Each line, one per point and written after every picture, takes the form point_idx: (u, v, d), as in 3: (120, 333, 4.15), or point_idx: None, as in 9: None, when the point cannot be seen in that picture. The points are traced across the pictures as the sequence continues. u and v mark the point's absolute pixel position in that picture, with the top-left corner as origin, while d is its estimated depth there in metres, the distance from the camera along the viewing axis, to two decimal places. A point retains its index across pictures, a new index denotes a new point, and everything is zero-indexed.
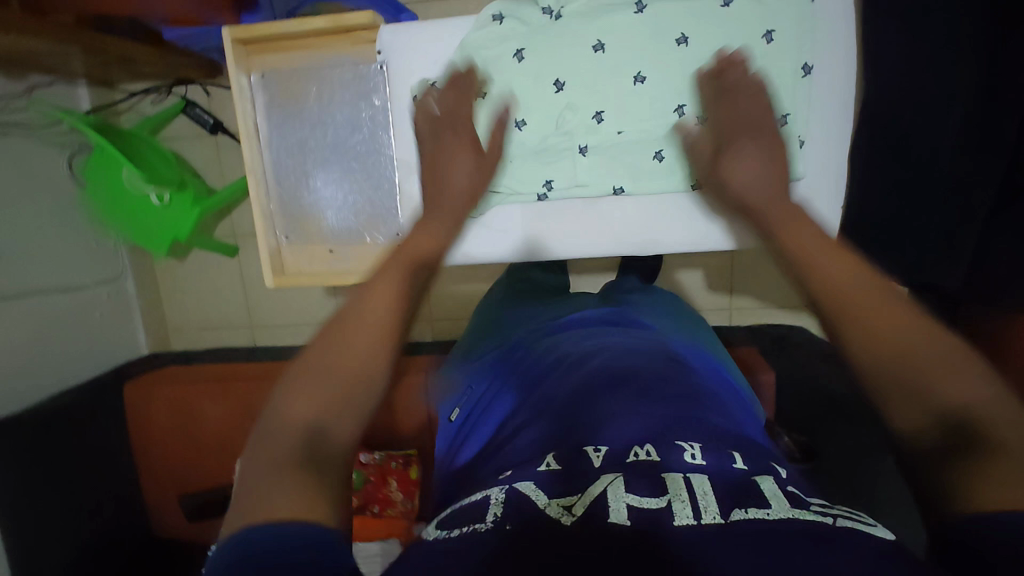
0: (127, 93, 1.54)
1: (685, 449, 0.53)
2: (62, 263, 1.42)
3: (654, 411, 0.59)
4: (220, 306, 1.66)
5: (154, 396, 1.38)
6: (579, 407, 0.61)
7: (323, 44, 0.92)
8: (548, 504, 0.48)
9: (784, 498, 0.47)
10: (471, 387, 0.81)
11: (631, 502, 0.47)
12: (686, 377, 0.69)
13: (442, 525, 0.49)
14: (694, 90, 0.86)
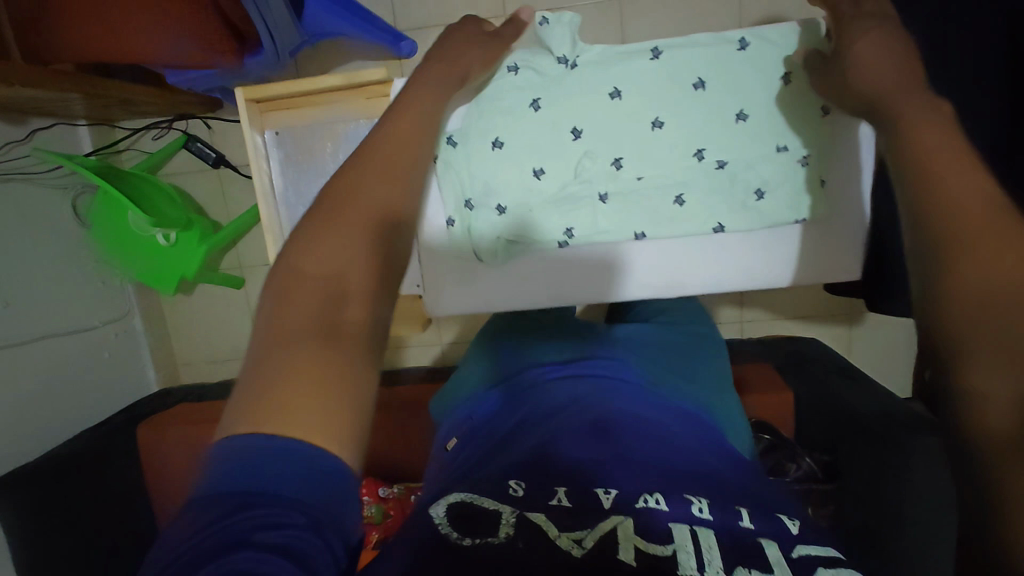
0: (128, 130, 1.52)
1: (694, 502, 0.50)
2: (70, 305, 1.40)
3: (665, 461, 0.55)
4: (229, 338, 1.65)
5: (170, 435, 1.38)
6: (591, 438, 0.58)
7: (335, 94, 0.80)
8: (559, 536, 0.46)
9: (788, 565, 0.44)
10: (474, 412, 0.77)
11: (637, 546, 0.45)
12: (696, 431, 0.64)
13: (458, 510, 0.48)
14: (716, 134, 0.82)
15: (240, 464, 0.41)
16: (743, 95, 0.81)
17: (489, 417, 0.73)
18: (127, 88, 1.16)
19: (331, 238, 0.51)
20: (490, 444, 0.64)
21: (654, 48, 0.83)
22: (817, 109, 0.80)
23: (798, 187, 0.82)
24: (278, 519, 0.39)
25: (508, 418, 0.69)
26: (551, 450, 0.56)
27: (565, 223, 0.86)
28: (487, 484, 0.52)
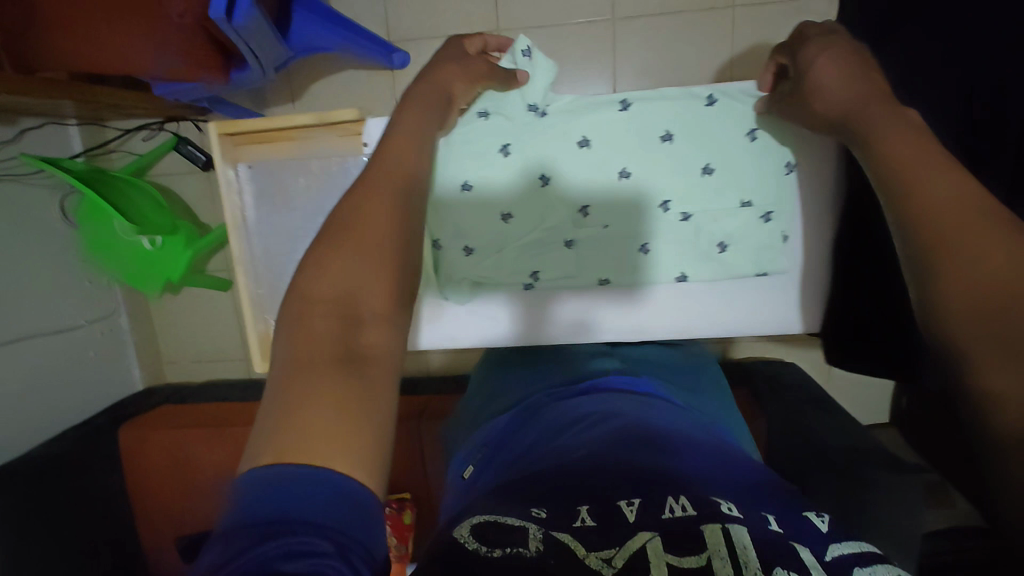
0: (119, 130, 1.53)
1: (722, 504, 0.50)
2: (58, 305, 1.41)
3: (683, 471, 0.56)
4: (215, 340, 1.66)
5: (149, 440, 1.39)
6: (607, 455, 0.58)
7: (310, 131, 0.76)
8: (588, 556, 0.44)
9: (824, 569, 0.42)
10: (490, 440, 0.78)
11: (670, 561, 0.43)
12: (708, 439, 0.67)
13: (481, 528, 0.47)
14: (678, 188, 0.85)
15: (261, 493, 0.38)
16: (708, 151, 0.84)
17: (503, 443, 0.75)
18: (116, 95, 1.16)
19: (335, 264, 0.49)
20: (507, 470, 0.64)
21: (623, 100, 0.84)
22: (777, 167, 0.83)
23: (760, 242, 0.86)
24: (303, 546, 0.36)
25: (522, 447, 0.69)
26: (570, 470, 0.56)
27: (532, 266, 0.89)
28: (510, 506, 0.51)
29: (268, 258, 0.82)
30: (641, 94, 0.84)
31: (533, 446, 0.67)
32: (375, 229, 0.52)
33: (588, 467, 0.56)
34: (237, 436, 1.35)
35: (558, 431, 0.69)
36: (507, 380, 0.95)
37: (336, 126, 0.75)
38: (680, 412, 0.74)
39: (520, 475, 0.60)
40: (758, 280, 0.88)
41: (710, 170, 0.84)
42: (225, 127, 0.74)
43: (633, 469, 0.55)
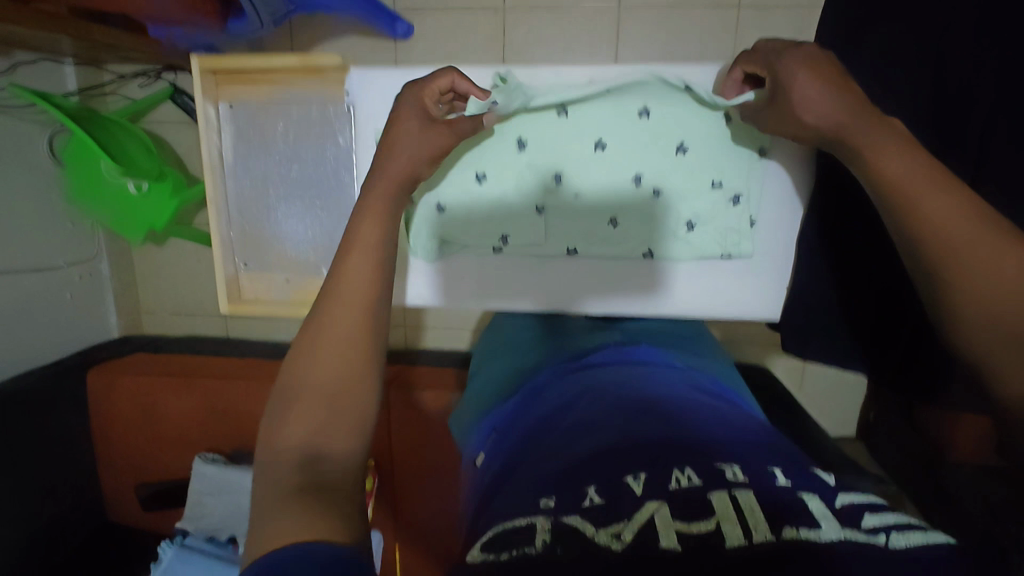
0: (115, 75, 1.52)
1: (726, 470, 0.48)
2: (38, 243, 1.40)
3: (692, 438, 0.54)
4: (196, 294, 1.65)
5: (116, 385, 1.39)
6: (605, 433, 0.56)
7: (295, 77, 0.77)
8: (596, 533, 0.43)
9: (837, 518, 0.42)
10: (500, 419, 0.78)
11: (679, 530, 0.43)
12: (710, 401, 0.66)
13: (491, 545, 0.44)
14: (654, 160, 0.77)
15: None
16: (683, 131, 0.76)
17: (513, 421, 0.74)
18: (114, 35, 1.15)
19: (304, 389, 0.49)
20: (515, 455, 0.63)
21: (590, 76, 0.77)
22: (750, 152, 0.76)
23: (727, 225, 0.79)
24: None
25: (523, 426, 0.68)
26: (574, 453, 0.54)
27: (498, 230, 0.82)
28: (518, 505, 0.49)
29: (241, 202, 0.82)
30: (608, 68, 0.77)
31: (542, 422, 0.66)
32: (336, 354, 0.51)
33: (588, 447, 0.54)
34: (206, 387, 1.36)
35: (564, 404, 0.67)
36: (519, 355, 0.94)
37: (320, 74, 0.77)
38: (689, 382, 0.72)
39: (529, 453, 0.60)
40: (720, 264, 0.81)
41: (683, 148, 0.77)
42: (208, 62, 0.74)
43: (631, 445, 0.53)
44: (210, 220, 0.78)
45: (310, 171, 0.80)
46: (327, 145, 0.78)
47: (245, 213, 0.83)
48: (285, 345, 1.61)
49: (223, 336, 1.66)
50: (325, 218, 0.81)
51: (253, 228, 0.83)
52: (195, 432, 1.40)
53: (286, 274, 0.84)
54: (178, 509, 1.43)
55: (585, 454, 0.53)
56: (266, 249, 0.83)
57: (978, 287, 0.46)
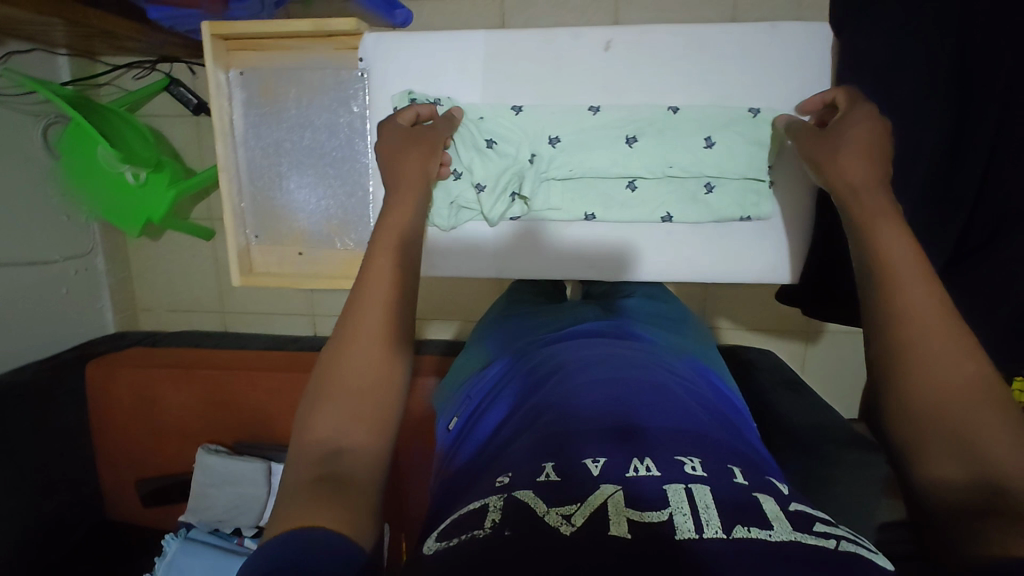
0: (109, 66, 1.50)
1: (686, 462, 0.47)
2: (35, 237, 1.37)
3: (663, 424, 0.53)
4: (192, 288, 1.62)
5: (116, 377, 1.36)
6: (573, 410, 0.56)
7: (305, 42, 0.77)
8: (547, 512, 0.43)
9: (787, 519, 0.42)
10: (475, 390, 0.78)
11: (631, 517, 0.42)
12: (687, 386, 0.65)
13: (445, 534, 0.45)
14: (653, 118, 0.74)
15: (290, 551, 0.37)
16: (707, 104, 0.74)
17: (487, 394, 0.74)
18: (109, 21, 1.13)
19: (332, 400, 0.49)
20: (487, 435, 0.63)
21: (607, 39, 0.73)
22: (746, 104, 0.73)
23: (750, 182, 0.74)
24: None
25: (496, 406, 0.68)
26: (538, 431, 0.54)
27: (510, 187, 0.75)
28: (482, 488, 0.50)
29: (252, 170, 0.81)
30: (625, 31, 0.73)
31: (517, 399, 0.65)
32: (360, 367, 0.51)
33: (553, 424, 0.54)
34: (209, 378, 1.34)
35: (539, 378, 0.67)
36: (503, 324, 0.94)
37: (331, 38, 0.76)
38: (664, 360, 0.71)
39: (500, 438, 0.59)
40: (742, 226, 0.77)
41: (678, 109, 0.74)
42: (218, 27, 0.73)
43: (600, 424, 0.53)
44: (221, 187, 0.77)
45: (320, 138, 0.80)
46: (341, 111, 0.78)
47: (257, 182, 0.82)
48: (285, 338, 1.59)
49: (220, 330, 1.63)
50: (338, 187, 0.81)
51: (263, 197, 0.82)
52: (197, 426, 1.38)
53: (300, 246, 0.83)
54: (180, 505, 1.41)
55: (550, 432, 0.53)
56: (278, 221, 0.83)
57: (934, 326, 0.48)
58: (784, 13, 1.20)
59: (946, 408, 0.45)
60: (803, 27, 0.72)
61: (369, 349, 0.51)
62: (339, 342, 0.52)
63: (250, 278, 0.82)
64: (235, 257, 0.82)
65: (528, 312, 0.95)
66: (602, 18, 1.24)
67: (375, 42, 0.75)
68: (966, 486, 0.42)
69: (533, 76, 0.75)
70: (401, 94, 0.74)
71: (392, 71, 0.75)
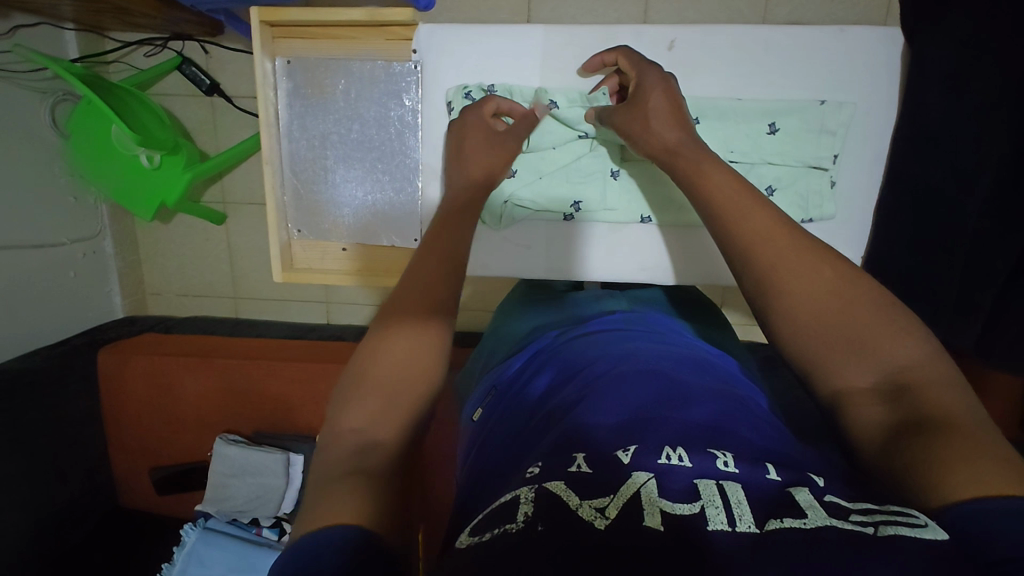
0: (119, 43, 1.45)
1: (718, 456, 0.45)
2: (43, 217, 1.33)
3: (699, 415, 0.50)
4: (204, 274, 1.58)
5: (129, 363, 1.34)
6: (607, 402, 0.53)
7: (359, 32, 0.75)
8: (580, 505, 0.40)
9: (822, 508, 0.38)
10: (500, 387, 0.71)
11: (664, 508, 0.39)
12: (726, 384, 0.59)
13: (479, 529, 0.41)
14: (715, 108, 0.72)
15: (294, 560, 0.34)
16: (771, 104, 0.72)
17: (513, 381, 0.70)
18: None
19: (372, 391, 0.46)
20: (510, 426, 0.59)
21: (671, 38, 0.72)
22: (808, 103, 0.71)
23: (810, 188, 0.73)
24: None
25: (523, 394, 0.64)
26: (567, 423, 0.51)
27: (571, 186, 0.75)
28: (510, 480, 0.47)
29: (295, 164, 0.79)
30: (690, 29, 0.71)
31: (545, 389, 0.62)
32: (410, 345, 0.49)
33: (581, 418, 0.51)
34: (225, 367, 1.33)
35: (569, 369, 0.63)
36: (517, 309, 0.89)
37: (384, 29, 0.75)
38: (692, 350, 0.67)
39: (528, 425, 0.56)
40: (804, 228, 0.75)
41: (741, 99, 0.72)
42: (266, 14, 0.72)
43: (630, 420, 0.50)
44: (266, 183, 0.75)
45: (359, 130, 0.77)
46: (391, 103, 0.76)
47: (299, 175, 0.79)
48: (298, 326, 1.57)
49: (231, 317, 1.60)
50: (383, 182, 0.79)
51: (304, 190, 0.80)
52: (212, 413, 1.36)
53: (341, 242, 0.82)
54: (195, 491, 1.41)
55: (577, 426, 0.50)
56: (319, 217, 0.80)
57: (803, 297, 0.50)
58: (816, 8, 1.17)
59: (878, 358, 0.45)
60: (871, 30, 0.70)
61: (424, 327, 0.50)
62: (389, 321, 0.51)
63: (291, 272, 0.81)
64: (277, 251, 0.80)
65: (540, 300, 0.88)
66: (632, 10, 1.21)
67: (430, 35, 0.74)
68: (878, 417, 0.43)
69: (587, 72, 0.74)
70: (455, 89, 0.74)
71: (447, 66, 0.74)
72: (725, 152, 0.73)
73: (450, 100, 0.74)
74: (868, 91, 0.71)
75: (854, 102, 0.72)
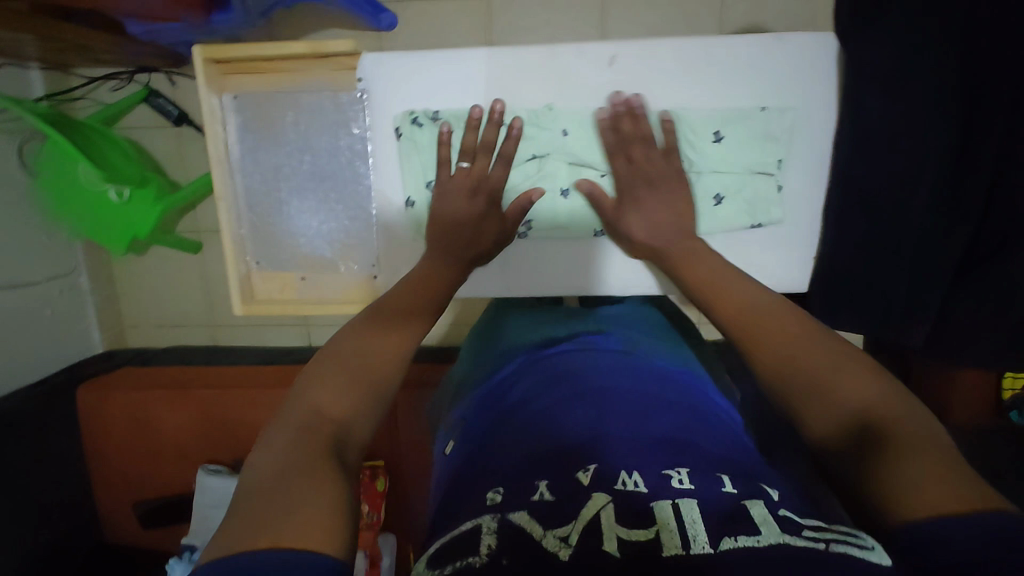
0: (84, 78, 1.45)
1: (672, 475, 0.45)
2: (17, 257, 1.32)
3: (654, 432, 0.51)
4: (181, 303, 1.57)
5: (108, 399, 1.34)
6: (570, 423, 0.53)
7: (303, 64, 0.75)
8: (545, 536, 0.40)
9: (776, 522, 0.40)
10: (467, 411, 0.69)
11: (620, 534, 0.40)
12: (686, 403, 0.60)
13: (437, 560, 0.40)
14: (661, 118, 0.74)
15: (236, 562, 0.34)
16: (718, 111, 0.73)
17: (482, 403, 0.68)
18: (84, 37, 1.08)
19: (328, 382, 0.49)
20: (477, 448, 0.58)
21: (612, 53, 0.72)
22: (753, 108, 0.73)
23: (758, 192, 0.75)
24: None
25: (489, 415, 0.63)
26: (531, 445, 0.51)
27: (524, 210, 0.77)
28: (467, 504, 0.46)
29: (250, 197, 0.80)
30: (630, 45, 0.72)
31: (511, 408, 0.61)
32: (381, 344, 0.53)
33: (546, 440, 0.51)
34: (205, 398, 1.32)
35: (534, 388, 0.63)
36: (488, 328, 0.88)
37: (330, 60, 0.75)
38: (656, 367, 0.67)
39: (495, 446, 0.55)
40: (754, 233, 0.77)
41: (686, 109, 0.73)
42: (211, 52, 0.72)
43: (591, 440, 0.50)
44: (220, 217, 0.76)
45: (317, 161, 0.78)
46: (340, 132, 0.77)
47: (256, 207, 0.80)
48: (279, 350, 1.56)
49: (211, 345, 1.60)
50: (341, 211, 0.80)
51: (263, 221, 0.80)
52: (194, 444, 1.36)
53: (301, 272, 0.82)
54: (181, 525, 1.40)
55: (541, 449, 0.50)
56: (278, 248, 0.81)
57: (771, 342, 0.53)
58: (771, 10, 1.19)
59: (828, 381, 0.47)
60: (807, 36, 0.71)
61: (391, 333, 0.55)
62: (359, 325, 0.55)
63: (252, 304, 0.82)
64: (236, 284, 0.81)
65: (511, 318, 0.88)
66: (590, 19, 1.22)
67: (373, 63, 0.73)
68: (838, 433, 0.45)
69: (535, 93, 0.74)
70: (402, 115, 0.74)
71: (396, 92, 0.74)
72: None
73: (398, 127, 0.75)
74: (813, 101, 0.73)
75: (801, 107, 0.73)
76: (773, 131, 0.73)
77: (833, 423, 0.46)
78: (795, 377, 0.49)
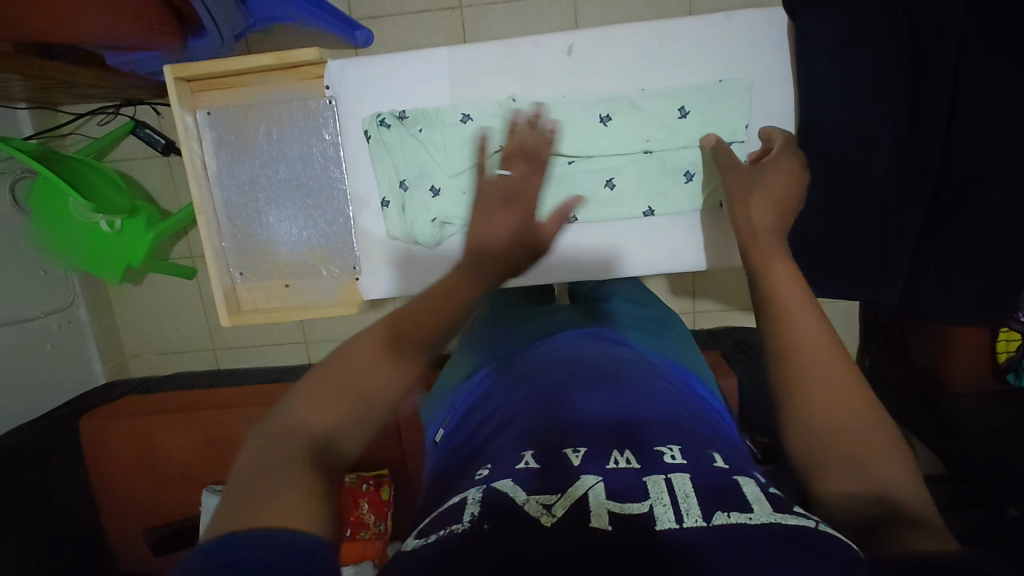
0: (72, 115, 1.48)
1: (665, 451, 0.45)
2: (15, 293, 1.34)
3: (646, 410, 0.51)
4: (181, 329, 1.59)
5: (110, 428, 1.35)
6: (562, 402, 0.53)
7: (271, 75, 0.78)
8: (527, 501, 0.41)
9: (767, 502, 0.40)
10: (458, 401, 0.70)
11: (612, 508, 0.40)
12: (678, 391, 0.59)
13: (426, 530, 0.41)
14: (622, 101, 0.77)
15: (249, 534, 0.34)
16: (677, 90, 0.76)
17: (476, 396, 0.67)
18: (67, 72, 1.10)
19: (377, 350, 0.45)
20: (469, 433, 0.58)
21: (569, 43, 0.76)
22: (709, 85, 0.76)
23: None
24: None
25: (483, 403, 0.63)
26: (521, 421, 0.51)
27: None
28: (458, 484, 0.47)
29: (230, 209, 0.82)
30: (586, 33, 0.76)
31: (504, 392, 0.61)
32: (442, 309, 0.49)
33: (537, 416, 0.51)
34: (208, 419, 1.33)
35: (527, 373, 0.62)
36: (483, 322, 0.87)
37: (295, 70, 0.78)
38: (653, 357, 0.66)
39: (487, 428, 0.55)
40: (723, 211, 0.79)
41: (646, 88, 0.77)
42: (179, 70, 0.74)
43: (582, 419, 0.50)
44: (200, 228, 0.78)
45: (295, 169, 0.81)
46: (313, 140, 0.80)
47: (238, 218, 0.82)
48: (280, 369, 1.58)
49: (212, 369, 1.61)
50: (318, 216, 0.82)
51: (245, 230, 0.83)
52: (199, 467, 1.36)
53: (286, 280, 0.84)
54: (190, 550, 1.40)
55: (532, 426, 0.50)
56: (262, 257, 0.84)
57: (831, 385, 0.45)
58: None
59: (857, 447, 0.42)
60: (750, 14, 0.75)
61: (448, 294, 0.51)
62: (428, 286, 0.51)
63: (239, 315, 0.83)
64: (221, 294, 0.83)
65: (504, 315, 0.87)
66: (562, 18, 1.24)
67: (340, 69, 0.77)
68: (857, 503, 0.40)
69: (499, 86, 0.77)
70: (370, 118, 0.77)
71: (362, 94, 0.78)
72: (642, 143, 0.78)
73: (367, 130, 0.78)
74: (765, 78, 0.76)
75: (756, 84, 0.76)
76: (729, 107, 0.76)
77: (853, 495, 0.40)
78: (850, 435, 0.43)
